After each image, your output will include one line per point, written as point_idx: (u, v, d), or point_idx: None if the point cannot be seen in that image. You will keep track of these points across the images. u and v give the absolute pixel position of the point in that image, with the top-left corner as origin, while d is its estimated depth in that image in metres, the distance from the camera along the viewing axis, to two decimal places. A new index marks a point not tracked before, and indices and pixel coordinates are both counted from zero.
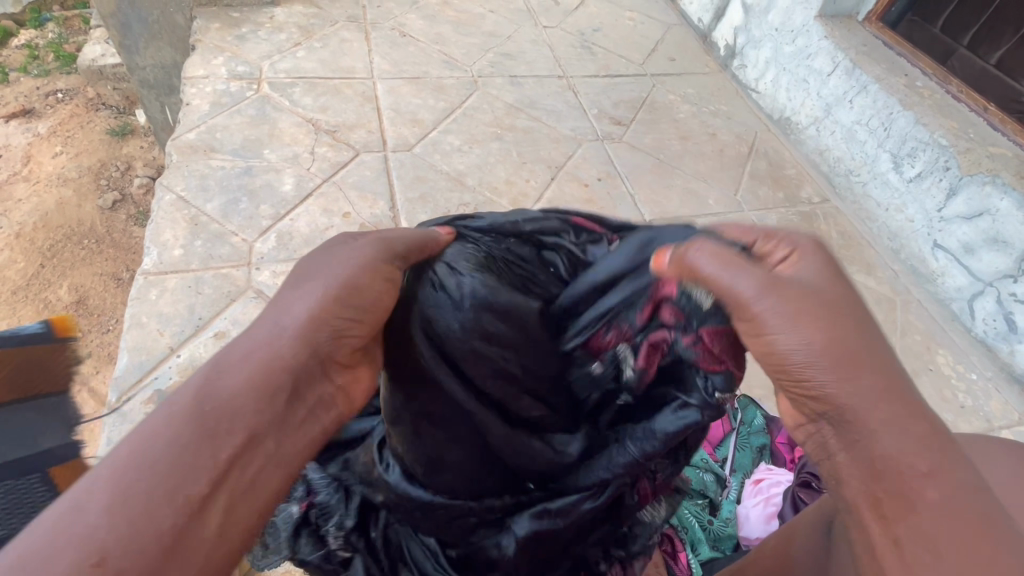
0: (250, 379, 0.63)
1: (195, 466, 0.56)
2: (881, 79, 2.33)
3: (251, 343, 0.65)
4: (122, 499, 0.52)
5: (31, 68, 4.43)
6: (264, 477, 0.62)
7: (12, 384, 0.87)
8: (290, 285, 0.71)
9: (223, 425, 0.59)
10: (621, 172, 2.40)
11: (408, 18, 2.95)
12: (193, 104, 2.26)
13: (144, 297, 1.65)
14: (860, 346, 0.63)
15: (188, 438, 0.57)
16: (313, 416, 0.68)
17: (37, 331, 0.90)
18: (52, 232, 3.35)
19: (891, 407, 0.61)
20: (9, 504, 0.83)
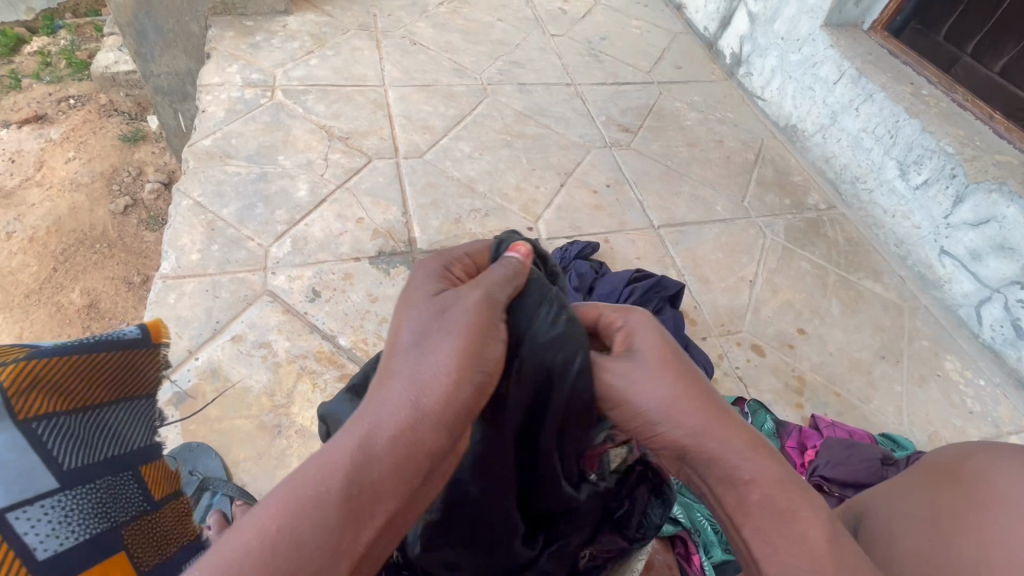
0: (390, 459, 0.67)
1: (338, 546, 0.62)
2: (886, 87, 2.35)
3: (391, 420, 0.69)
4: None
5: (43, 75, 4.49)
6: (385, 547, 0.69)
7: (109, 382, 1.00)
8: (422, 352, 0.74)
9: (366, 506, 0.64)
10: (630, 179, 2.43)
11: (418, 27, 2.99)
12: (209, 111, 2.30)
13: (163, 301, 1.68)
14: (688, 391, 0.84)
15: (335, 517, 0.62)
16: (433, 483, 0.73)
17: (136, 336, 1.05)
18: (64, 236, 3.38)
19: (718, 431, 0.80)
20: (109, 497, 0.93)
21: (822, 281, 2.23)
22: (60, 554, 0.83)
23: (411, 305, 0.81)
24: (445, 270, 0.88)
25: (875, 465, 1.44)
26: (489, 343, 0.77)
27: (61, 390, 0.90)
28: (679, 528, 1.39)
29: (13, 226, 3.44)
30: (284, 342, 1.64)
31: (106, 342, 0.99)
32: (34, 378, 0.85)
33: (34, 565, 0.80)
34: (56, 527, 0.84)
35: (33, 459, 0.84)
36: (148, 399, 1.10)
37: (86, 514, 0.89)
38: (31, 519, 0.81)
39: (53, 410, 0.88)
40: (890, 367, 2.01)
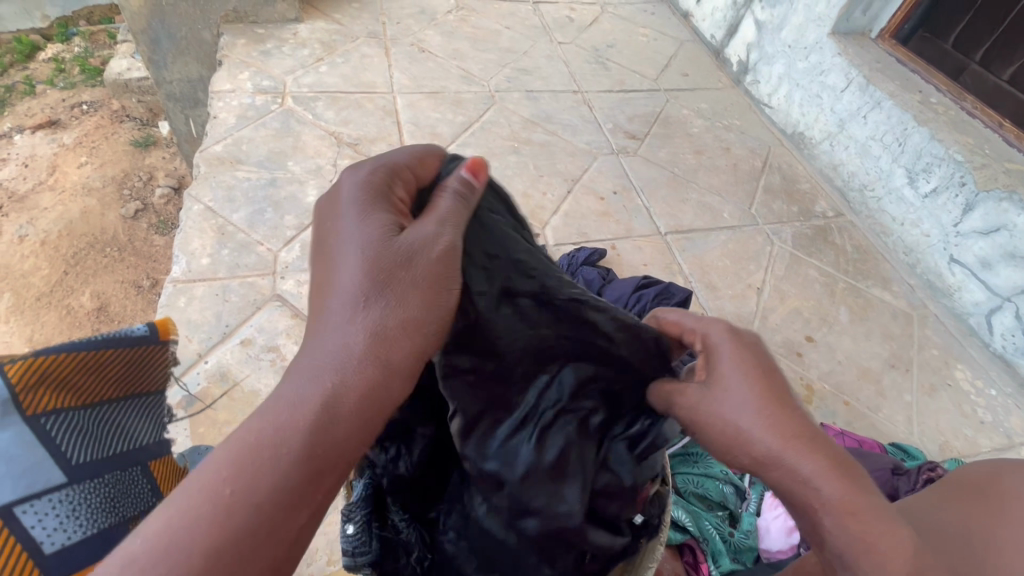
0: (347, 411, 0.66)
1: (302, 498, 0.62)
2: (894, 95, 2.35)
3: (347, 373, 0.67)
4: (236, 527, 0.58)
5: (58, 81, 4.58)
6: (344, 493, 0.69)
7: (116, 378, 0.92)
8: (374, 300, 0.71)
9: (329, 459, 0.65)
10: (636, 186, 2.44)
11: (427, 35, 3.02)
12: (220, 117, 2.33)
13: (174, 304, 1.70)
14: (783, 414, 0.83)
15: (297, 470, 0.62)
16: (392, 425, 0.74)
17: (146, 333, 0.94)
18: (75, 240, 3.43)
19: (808, 455, 0.78)
20: (119, 491, 0.87)
21: (830, 288, 2.22)
22: (67, 549, 0.78)
23: (356, 243, 0.73)
24: (392, 196, 0.78)
25: (886, 474, 1.43)
26: (445, 297, 0.75)
27: (68, 384, 0.83)
28: (687, 536, 1.39)
29: (26, 229, 3.50)
30: (293, 346, 1.65)
31: (113, 339, 0.89)
32: (41, 375, 0.79)
33: (41, 559, 0.75)
34: (64, 521, 0.78)
35: (40, 451, 0.78)
36: (155, 397, 1.01)
37: (93, 509, 0.83)
38: (39, 512, 0.76)
39: (60, 404, 0.81)
40: (900, 375, 2.00)
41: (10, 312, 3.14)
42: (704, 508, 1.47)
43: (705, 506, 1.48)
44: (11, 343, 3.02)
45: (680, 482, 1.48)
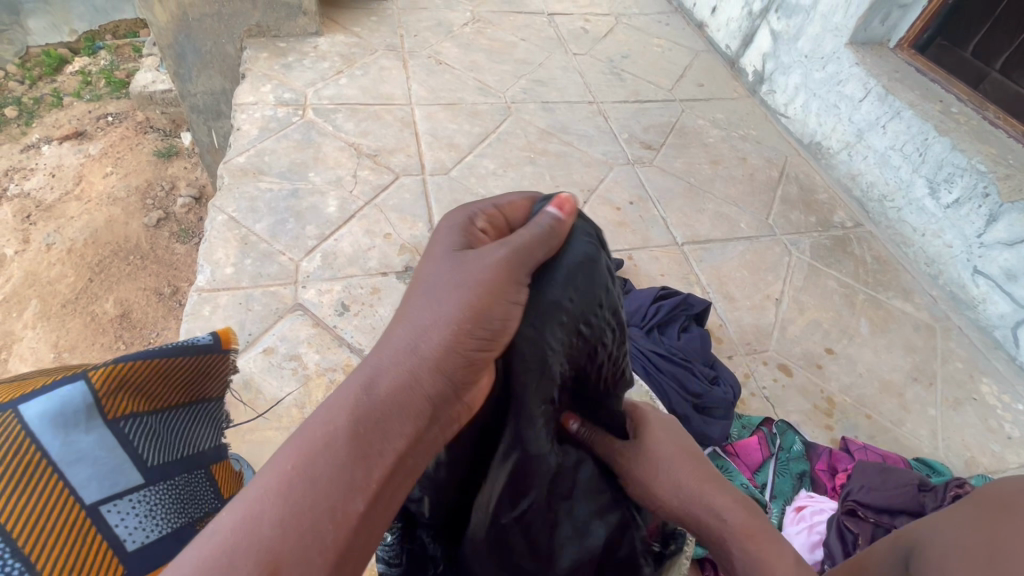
0: (395, 401, 0.63)
1: (348, 492, 0.57)
2: (914, 105, 2.33)
3: (396, 366, 0.65)
4: (286, 519, 0.54)
5: (84, 93, 4.71)
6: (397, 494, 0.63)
7: (182, 386, 0.94)
8: (435, 296, 0.70)
9: (376, 446, 0.61)
10: (653, 196, 2.44)
11: (444, 47, 3.07)
12: (243, 129, 2.38)
13: (198, 313, 1.73)
14: (696, 467, 1.04)
15: (345, 453, 0.59)
16: (444, 430, 0.69)
17: (209, 343, 0.97)
18: (100, 248, 3.51)
19: (715, 495, 1.00)
20: (186, 494, 0.91)
21: (850, 299, 2.20)
22: (147, 547, 0.82)
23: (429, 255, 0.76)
24: (470, 220, 0.81)
25: (913, 490, 1.41)
26: (501, 299, 0.72)
27: (141, 391, 0.86)
28: (709, 550, 1.37)
29: (53, 237, 3.59)
30: (314, 355, 1.67)
31: (180, 348, 0.92)
32: (118, 383, 0.82)
33: (124, 556, 0.79)
34: (142, 520, 0.82)
35: (121, 453, 0.82)
36: (216, 405, 1.04)
37: (167, 510, 0.87)
38: (122, 511, 0.80)
39: (136, 409, 0.85)
40: (923, 389, 1.96)
41: (37, 318, 3.23)
42: None
43: None
44: (37, 349, 3.09)
45: None
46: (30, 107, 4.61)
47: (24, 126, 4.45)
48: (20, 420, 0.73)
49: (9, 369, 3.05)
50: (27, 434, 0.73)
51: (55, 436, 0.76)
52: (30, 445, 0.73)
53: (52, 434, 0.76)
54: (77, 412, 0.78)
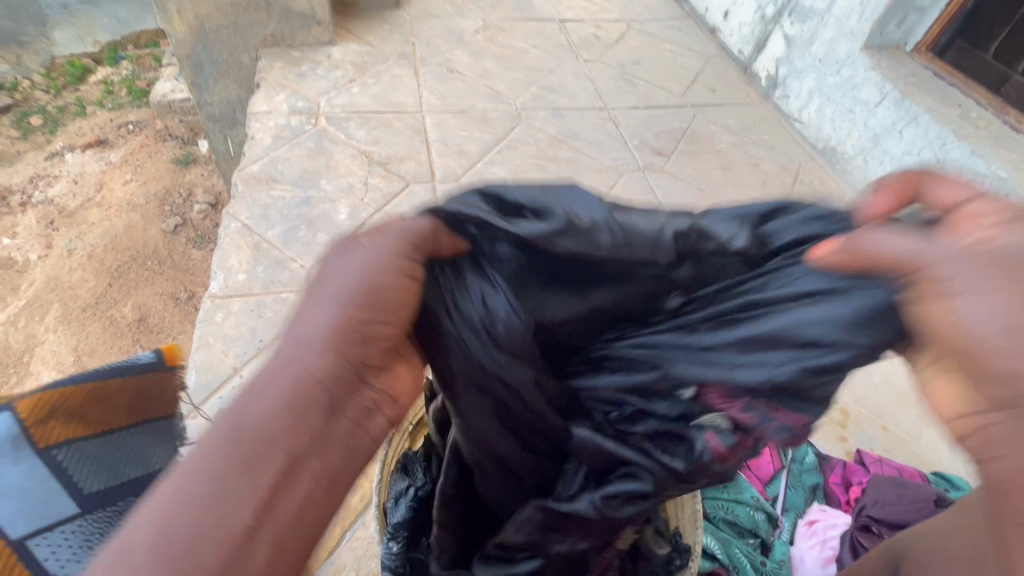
0: (286, 397, 0.62)
1: (242, 490, 0.58)
2: (932, 110, 2.29)
3: (310, 372, 0.64)
4: (202, 524, 0.55)
5: (106, 103, 4.83)
6: (308, 501, 0.62)
7: (126, 407, 1.06)
8: (320, 304, 0.68)
9: (261, 451, 0.59)
10: (663, 203, 2.42)
11: (455, 55, 3.09)
12: (257, 137, 2.42)
13: (211, 319, 1.76)
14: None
15: (235, 463, 0.58)
16: (343, 419, 0.66)
17: (152, 360, 1.12)
18: (120, 254, 3.60)
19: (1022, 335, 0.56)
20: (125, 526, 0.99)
21: None
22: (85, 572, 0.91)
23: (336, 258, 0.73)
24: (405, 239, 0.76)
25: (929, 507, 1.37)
26: (388, 289, 0.71)
27: (76, 415, 0.98)
28: (716, 564, 1.35)
29: (75, 243, 3.69)
30: None
31: (125, 367, 1.07)
32: (57, 406, 0.95)
33: None
34: (76, 553, 0.91)
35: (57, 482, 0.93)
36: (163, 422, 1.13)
37: (99, 542, 0.95)
38: (52, 543, 0.90)
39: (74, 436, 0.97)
40: None
41: (58, 322, 3.32)
42: (736, 534, 1.42)
43: (735, 533, 1.43)
44: (59, 352, 3.18)
45: (710, 506, 1.45)
46: (54, 117, 4.77)
47: (49, 134, 4.60)
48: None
49: (32, 372, 3.13)
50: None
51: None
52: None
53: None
54: (3, 445, 0.89)
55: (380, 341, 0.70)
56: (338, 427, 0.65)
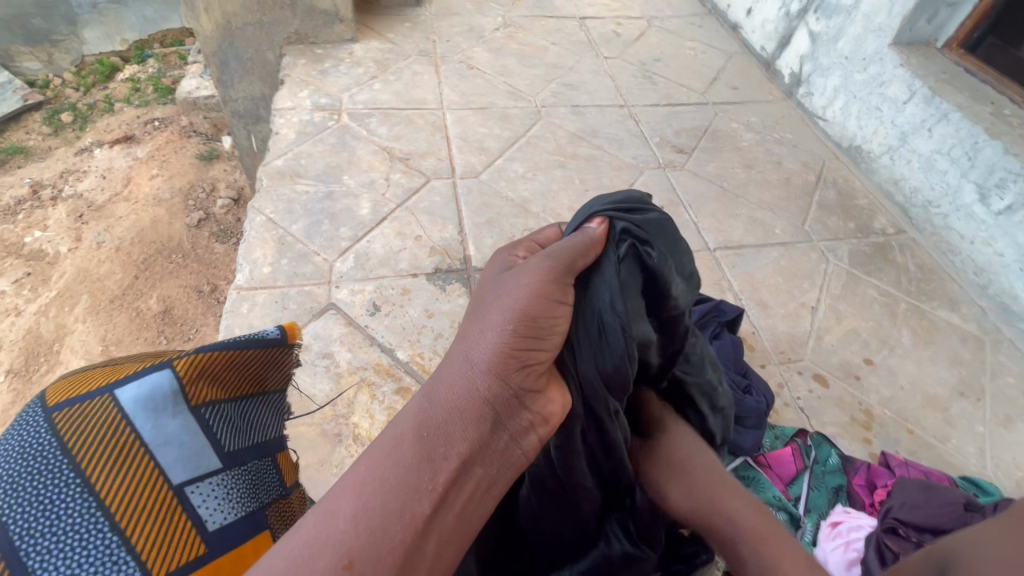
0: (460, 408, 0.71)
1: (419, 485, 0.66)
2: (964, 107, 2.23)
3: (475, 383, 0.72)
4: (385, 510, 0.63)
5: (133, 100, 4.95)
6: (469, 500, 0.69)
7: (246, 378, 0.92)
8: (487, 323, 0.75)
9: (437, 449, 0.68)
10: (684, 200, 2.41)
11: (475, 52, 3.10)
12: (282, 133, 2.46)
13: (237, 310, 1.79)
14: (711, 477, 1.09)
15: (412, 457, 0.67)
16: (504, 434, 0.73)
17: (277, 336, 0.96)
18: (146, 247, 3.68)
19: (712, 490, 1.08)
20: (256, 480, 0.90)
21: (890, 309, 2.12)
22: (227, 529, 0.82)
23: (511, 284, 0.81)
24: (558, 267, 0.83)
25: (959, 511, 1.35)
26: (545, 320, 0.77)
27: (221, 380, 0.87)
28: None
29: (104, 236, 3.79)
30: (346, 353, 1.71)
31: (251, 340, 0.92)
32: (200, 369, 0.83)
33: (206, 536, 0.79)
34: (221, 503, 0.82)
35: (203, 439, 0.83)
36: (279, 395, 1.01)
37: (241, 495, 0.86)
38: (205, 494, 0.81)
39: (217, 397, 0.86)
40: (970, 405, 1.87)
41: (87, 312, 3.41)
42: None
43: None
44: (87, 342, 3.27)
45: None
46: (84, 113, 4.92)
47: (78, 131, 4.73)
48: (115, 402, 0.76)
49: (61, 360, 3.23)
50: (121, 415, 0.76)
51: (146, 419, 0.78)
52: (123, 426, 0.76)
53: (143, 417, 0.77)
54: (161, 398, 0.79)
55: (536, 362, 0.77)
56: (498, 440, 0.73)
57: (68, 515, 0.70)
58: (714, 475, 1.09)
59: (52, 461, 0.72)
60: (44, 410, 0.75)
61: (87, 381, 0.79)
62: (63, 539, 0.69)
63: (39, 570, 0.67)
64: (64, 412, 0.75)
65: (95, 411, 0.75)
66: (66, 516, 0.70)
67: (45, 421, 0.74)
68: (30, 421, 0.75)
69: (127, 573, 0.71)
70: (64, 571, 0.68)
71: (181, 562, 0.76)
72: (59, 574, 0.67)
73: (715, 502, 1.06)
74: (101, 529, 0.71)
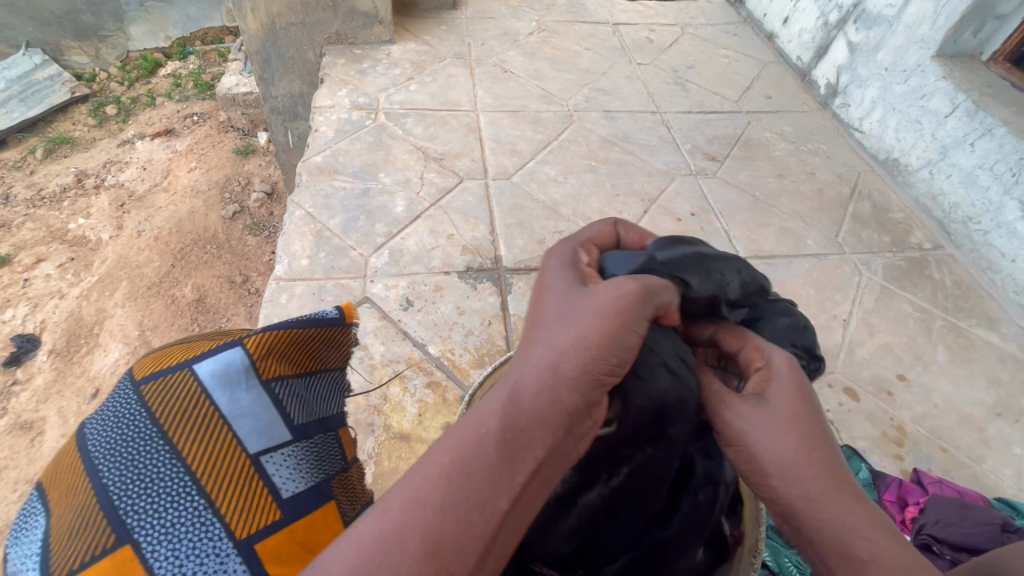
0: (544, 413, 0.61)
1: (497, 482, 0.56)
2: (1009, 122, 2.18)
3: (553, 367, 0.64)
4: (453, 501, 0.54)
5: (174, 95, 5.12)
6: (530, 500, 0.59)
7: (308, 356, 0.95)
8: (565, 320, 0.70)
9: (518, 449, 0.59)
10: (716, 208, 2.40)
11: (509, 55, 3.14)
12: (321, 130, 2.53)
13: (276, 300, 1.84)
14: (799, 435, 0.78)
15: (494, 457, 0.58)
16: (575, 440, 0.64)
17: (334, 316, 0.99)
18: (183, 236, 3.81)
19: (817, 472, 0.75)
20: (323, 453, 0.92)
21: (925, 325, 2.09)
22: (298, 495, 0.83)
23: (547, 289, 0.80)
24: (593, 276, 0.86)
25: (995, 530, 1.32)
26: (629, 331, 0.69)
27: (286, 357, 0.90)
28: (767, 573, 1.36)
29: (144, 225, 3.94)
30: (380, 346, 1.75)
31: (310, 320, 0.95)
32: (268, 347, 0.86)
33: (280, 502, 0.81)
34: (294, 472, 0.85)
35: (274, 412, 0.85)
36: (337, 372, 1.04)
37: (309, 465, 0.88)
38: (277, 463, 0.83)
39: (284, 373, 0.88)
40: (1008, 426, 1.83)
41: (125, 298, 3.55)
42: (786, 545, 1.43)
43: (785, 542, 1.44)
44: (125, 326, 3.42)
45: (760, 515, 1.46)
46: (128, 106, 5.11)
47: (122, 123, 4.92)
48: (194, 377, 0.80)
49: (100, 343, 3.37)
50: (201, 389, 0.79)
51: (223, 393, 0.81)
52: (204, 400, 0.79)
53: (220, 391, 0.81)
54: (236, 373, 0.83)
55: (598, 322, 0.68)
56: (566, 443, 0.63)
57: (162, 480, 0.74)
58: (802, 437, 0.78)
59: (145, 429, 0.76)
60: (136, 385, 0.80)
61: (170, 357, 0.84)
62: (158, 499, 0.73)
63: (140, 527, 0.71)
64: (152, 386, 0.79)
65: (178, 386, 0.79)
66: (158, 480, 0.74)
67: (138, 397, 0.79)
68: (124, 395, 0.80)
69: (216, 531, 0.74)
70: (161, 534, 0.71)
71: (258, 521, 0.77)
72: (155, 536, 0.71)
73: (806, 486, 0.74)
74: (190, 492, 0.74)
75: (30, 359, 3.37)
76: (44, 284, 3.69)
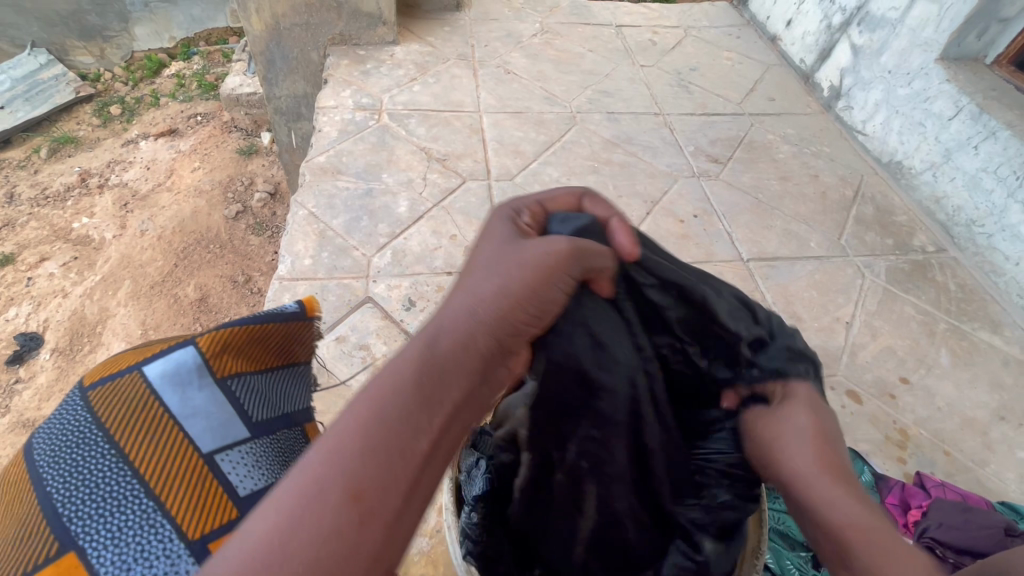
0: (462, 359, 0.64)
1: (418, 426, 0.59)
2: (1012, 125, 2.18)
3: (474, 318, 0.67)
4: (375, 447, 0.57)
5: (178, 95, 5.14)
6: (450, 444, 0.63)
7: (268, 352, 0.98)
8: (489, 270, 0.72)
9: (436, 394, 0.61)
10: (718, 210, 2.40)
11: (513, 57, 3.14)
12: (324, 131, 2.53)
13: (278, 299, 1.85)
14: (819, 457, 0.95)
15: (412, 402, 0.60)
16: (491, 387, 0.69)
17: (295, 310, 1.02)
18: (186, 236, 3.82)
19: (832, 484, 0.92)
20: (283, 450, 0.95)
21: (928, 328, 2.08)
22: (256, 493, 0.85)
23: (485, 241, 0.81)
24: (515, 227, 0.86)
25: (998, 534, 1.31)
26: (552, 285, 0.72)
27: (244, 351, 0.92)
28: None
29: (147, 224, 3.95)
30: (382, 346, 1.76)
31: (271, 315, 0.98)
32: (227, 342, 0.89)
33: (237, 500, 0.82)
34: (251, 469, 0.86)
35: (229, 410, 0.87)
36: (302, 368, 1.08)
37: (269, 463, 0.91)
38: (233, 462, 0.85)
39: (241, 369, 0.91)
40: (1011, 430, 1.82)
41: (128, 297, 3.56)
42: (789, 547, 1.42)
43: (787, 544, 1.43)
44: (128, 325, 3.42)
45: None
46: (132, 106, 5.13)
47: (126, 123, 4.93)
48: (144, 379, 0.81)
49: (103, 342, 3.38)
50: (149, 390, 0.81)
51: (174, 393, 0.83)
52: (154, 401, 0.81)
53: (171, 392, 0.82)
54: (188, 372, 0.84)
55: (522, 275, 0.71)
56: (481, 389, 0.67)
57: (110, 485, 0.75)
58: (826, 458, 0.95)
59: (91, 434, 0.77)
60: (84, 392, 0.81)
61: (120, 363, 0.84)
62: (105, 504, 0.74)
63: (86, 533, 0.72)
64: (100, 391, 0.80)
65: (126, 390, 0.80)
66: (103, 484, 0.75)
67: (85, 403, 0.80)
68: (72, 407, 0.80)
69: (165, 532, 0.75)
70: (109, 538, 0.73)
71: (212, 521, 0.79)
72: (103, 540, 0.72)
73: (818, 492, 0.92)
74: (139, 495, 0.75)
75: (33, 357, 3.38)
76: (48, 283, 3.70)
